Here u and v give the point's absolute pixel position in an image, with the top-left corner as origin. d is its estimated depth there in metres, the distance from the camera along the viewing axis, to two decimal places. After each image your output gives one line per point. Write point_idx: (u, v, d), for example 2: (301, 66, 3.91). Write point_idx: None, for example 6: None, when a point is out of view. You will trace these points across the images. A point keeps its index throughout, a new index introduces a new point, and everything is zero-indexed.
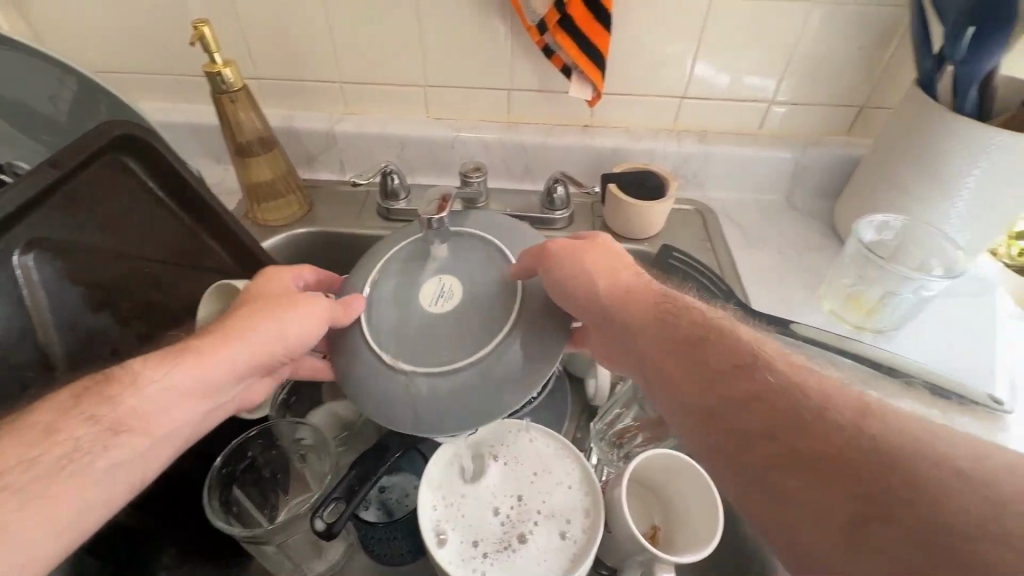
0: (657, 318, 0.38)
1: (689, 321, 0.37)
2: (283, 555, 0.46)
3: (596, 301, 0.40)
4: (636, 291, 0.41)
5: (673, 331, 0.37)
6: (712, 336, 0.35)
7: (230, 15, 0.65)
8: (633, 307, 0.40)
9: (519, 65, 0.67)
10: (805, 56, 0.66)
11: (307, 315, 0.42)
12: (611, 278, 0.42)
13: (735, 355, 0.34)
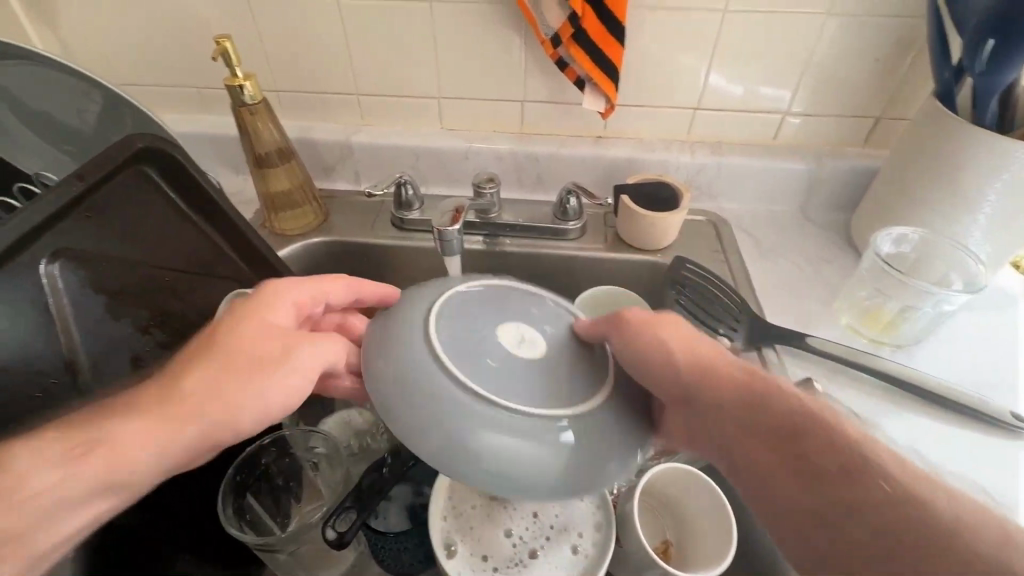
0: (746, 399, 0.37)
1: (784, 404, 0.36)
2: (295, 564, 0.47)
3: (674, 377, 0.39)
4: (727, 368, 0.39)
5: (765, 414, 0.36)
6: (809, 425, 0.35)
7: (251, 30, 0.67)
8: (721, 385, 0.38)
9: (533, 77, 0.68)
10: (820, 68, 0.65)
11: (277, 381, 0.38)
12: (698, 353, 0.40)
13: (831, 447, 0.33)
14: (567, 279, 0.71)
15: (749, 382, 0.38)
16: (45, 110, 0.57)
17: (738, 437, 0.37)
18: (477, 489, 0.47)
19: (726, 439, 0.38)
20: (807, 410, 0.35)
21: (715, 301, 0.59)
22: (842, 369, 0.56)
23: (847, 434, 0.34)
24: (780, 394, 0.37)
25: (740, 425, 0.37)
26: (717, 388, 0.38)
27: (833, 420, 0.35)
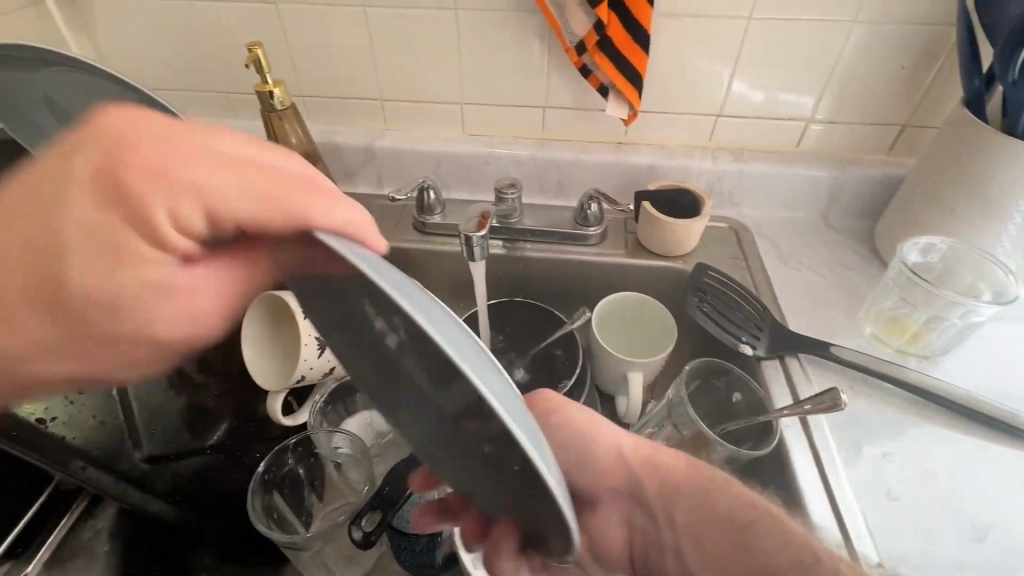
0: (693, 497, 0.39)
1: (730, 502, 0.37)
2: (320, 563, 0.47)
3: (610, 470, 0.42)
4: (678, 467, 0.41)
5: (709, 513, 0.38)
6: (753, 524, 0.36)
7: (280, 37, 0.68)
8: (666, 480, 0.40)
9: (555, 83, 0.68)
10: (844, 75, 0.65)
11: (166, 315, 0.28)
12: (641, 448, 0.42)
13: (770, 544, 0.34)
14: (586, 285, 0.71)
15: (697, 481, 0.39)
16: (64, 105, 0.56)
17: (681, 533, 0.39)
18: None
19: (672, 538, 0.39)
20: (748, 510, 0.36)
21: (736, 309, 0.59)
22: (867, 378, 0.55)
23: (792, 537, 0.34)
24: (723, 492, 0.38)
25: (682, 521, 0.39)
26: (666, 483, 0.40)
27: (781, 521, 0.36)
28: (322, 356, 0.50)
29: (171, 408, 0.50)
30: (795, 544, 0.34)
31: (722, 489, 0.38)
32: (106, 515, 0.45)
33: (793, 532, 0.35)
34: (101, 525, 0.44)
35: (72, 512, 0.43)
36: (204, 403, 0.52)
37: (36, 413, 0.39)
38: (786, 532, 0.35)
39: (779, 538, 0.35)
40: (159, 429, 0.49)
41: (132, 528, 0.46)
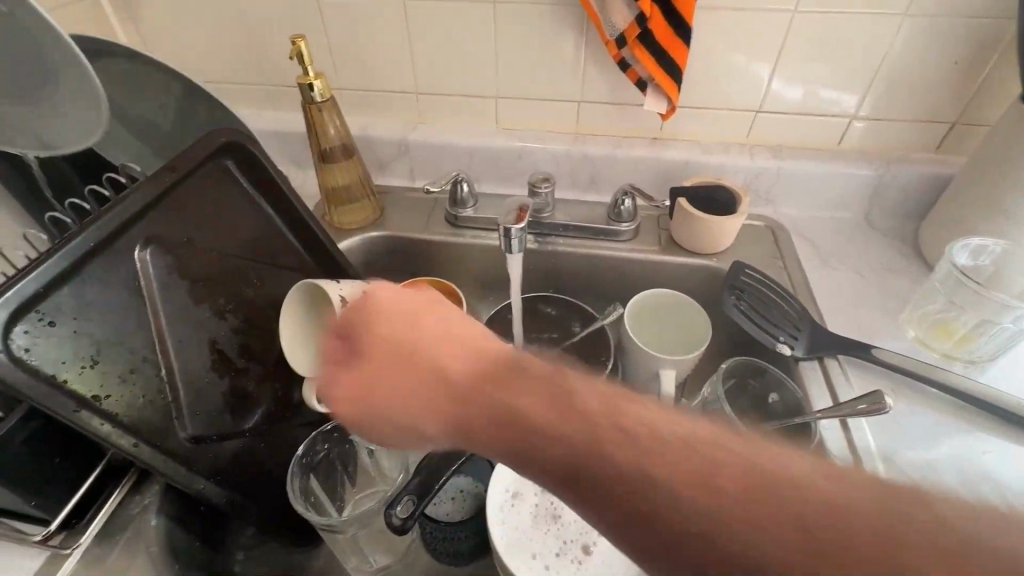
0: (618, 453, 0.28)
1: (665, 437, 0.28)
2: (351, 548, 0.48)
3: (449, 421, 0.33)
4: (570, 400, 0.31)
5: (650, 455, 0.28)
6: (704, 464, 0.27)
7: (321, 30, 0.69)
8: (568, 428, 0.30)
9: (591, 75, 0.68)
10: (890, 73, 0.63)
11: None
12: (462, 374, 0.34)
13: (728, 483, 0.26)
14: (618, 279, 0.71)
15: (594, 405, 0.30)
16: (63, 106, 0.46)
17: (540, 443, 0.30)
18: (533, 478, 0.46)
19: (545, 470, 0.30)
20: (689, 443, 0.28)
21: (773, 308, 0.58)
22: (911, 383, 0.53)
23: (750, 454, 0.27)
24: (636, 418, 0.29)
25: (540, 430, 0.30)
26: (530, 413, 0.31)
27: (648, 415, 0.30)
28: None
29: (218, 392, 0.49)
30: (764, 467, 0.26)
31: (606, 428, 0.29)
32: (152, 492, 0.45)
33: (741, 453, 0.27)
34: (147, 501, 0.45)
35: (123, 487, 0.44)
36: (249, 388, 0.52)
37: (91, 390, 0.39)
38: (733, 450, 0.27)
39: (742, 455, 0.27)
40: (205, 411, 0.48)
41: (179, 507, 0.47)
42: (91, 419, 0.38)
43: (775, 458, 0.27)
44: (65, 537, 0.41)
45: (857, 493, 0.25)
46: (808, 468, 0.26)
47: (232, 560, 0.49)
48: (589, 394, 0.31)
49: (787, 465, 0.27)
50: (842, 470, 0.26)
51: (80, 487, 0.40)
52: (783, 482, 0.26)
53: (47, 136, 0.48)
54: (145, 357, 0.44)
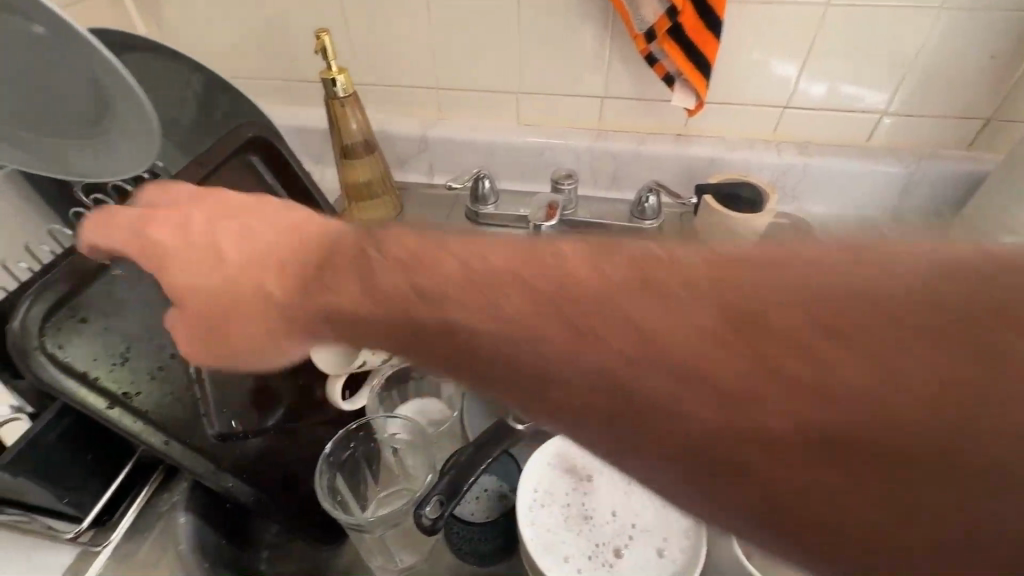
0: (543, 343, 0.25)
1: (716, 352, 0.22)
2: (378, 547, 0.47)
3: (274, 319, 0.33)
4: (513, 339, 0.25)
5: (707, 374, 0.22)
6: (564, 306, 0.25)
7: (343, 24, 0.69)
8: (639, 393, 0.23)
9: (616, 71, 0.67)
10: (921, 68, 0.62)
11: None
12: (269, 264, 0.33)
13: (618, 330, 0.23)
14: None
15: (620, 349, 0.23)
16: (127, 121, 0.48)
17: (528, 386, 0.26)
18: (561, 480, 0.45)
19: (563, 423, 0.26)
20: (731, 340, 0.21)
21: None
22: None
23: (795, 321, 0.21)
24: (635, 333, 0.23)
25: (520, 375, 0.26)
26: (329, 289, 0.31)
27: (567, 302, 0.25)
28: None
29: (243, 388, 0.49)
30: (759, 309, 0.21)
31: (399, 289, 0.29)
32: (180, 490, 0.45)
33: (787, 326, 0.21)
34: (176, 498, 0.45)
35: (151, 484, 0.44)
36: (274, 384, 0.52)
37: (122, 388, 0.40)
38: (778, 325, 0.21)
39: (735, 316, 0.22)
40: (231, 408, 0.47)
41: (207, 504, 0.46)
42: (123, 415, 0.38)
43: (759, 292, 0.22)
44: (96, 534, 0.41)
45: (887, 290, 0.20)
46: (626, 265, 0.25)
47: (257, 559, 0.49)
48: (388, 251, 0.30)
49: (640, 275, 0.24)
50: (729, 267, 0.23)
51: (112, 483, 0.41)
52: (655, 293, 0.23)
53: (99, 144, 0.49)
54: (174, 354, 0.44)
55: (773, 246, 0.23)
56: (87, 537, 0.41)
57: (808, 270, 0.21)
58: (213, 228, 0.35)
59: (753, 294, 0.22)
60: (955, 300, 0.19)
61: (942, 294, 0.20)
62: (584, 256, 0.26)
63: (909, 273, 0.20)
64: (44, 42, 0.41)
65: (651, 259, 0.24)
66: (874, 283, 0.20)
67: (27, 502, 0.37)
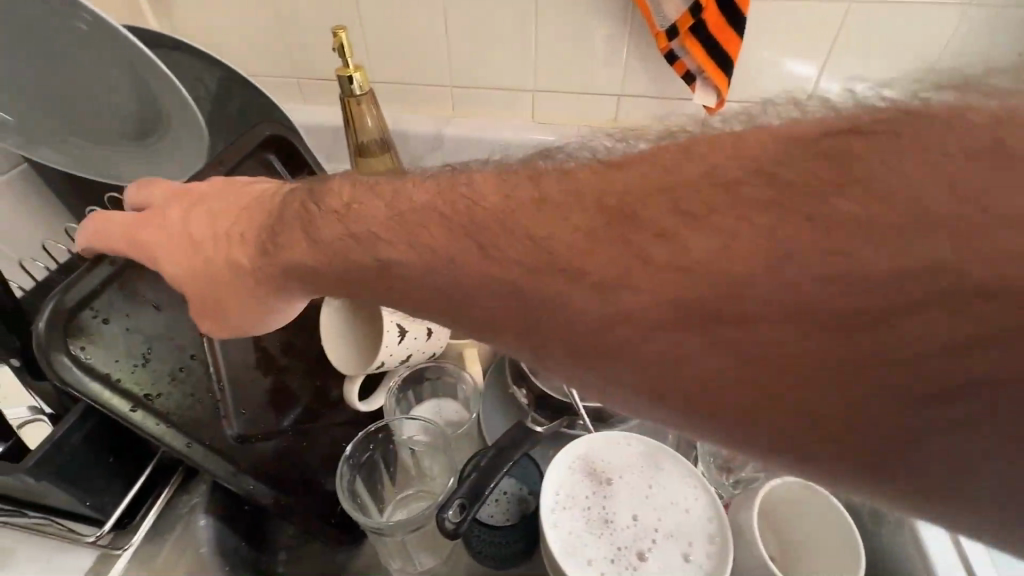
0: (481, 278, 0.25)
1: (678, 288, 0.21)
2: (397, 551, 0.46)
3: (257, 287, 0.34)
4: (494, 314, 0.25)
5: (675, 309, 0.21)
6: (475, 228, 0.25)
7: (357, 21, 0.68)
8: (650, 351, 0.22)
9: (634, 69, 0.66)
10: (946, 64, 0.61)
11: None
12: (229, 231, 0.35)
13: (520, 247, 0.24)
14: None
15: (599, 314, 0.23)
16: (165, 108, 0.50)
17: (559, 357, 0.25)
18: (583, 482, 0.44)
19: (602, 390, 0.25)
20: (677, 268, 0.21)
21: None
22: None
23: (720, 233, 0.20)
24: (592, 285, 0.22)
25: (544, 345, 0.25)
26: (283, 242, 0.32)
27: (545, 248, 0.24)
28: (403, 343, 0.49)
29: (261, 387, 0.48)
30: (673, 230, 0.21)
31: (337, 234, 0.30)
32: (200, 491, 0.45)
33: (709, 242, 0.20)
34: (195, 500, 0.45)
35: (171, 486, 0.44)
36: (293, 385, 0.51)
37: (143, 389, 0.39)
38: (701, 238, 0.20)
39: (652, 237, 0.21)
40: (248, 409, 0.46)
41: (225, 508, 0.46)
42: (147, 419, 0.38)
43: (664, 206, 0.21)
44: (116, 537, 0.41)
45: (783, 171, 0.20)
46: (525, 182, 0.26)
47: (275, 560, 0.48)
48: (326, 201, 0.31)
49: (538, 192, 0.25)
50: (613, 176, 0.23)
51: (133, 485, 0.40)
52: (550, 208, 0.24)
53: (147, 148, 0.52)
54: (192, 355, 0.44)
55: (663, 149, 0.24)
56: (106, 540, 0.40)
57: (695, 169, 0.21)
58: (172, 209, 0.38)
59: (650, 205, 0.22)
60: (843, 158, 0.19)
61: (826, 148, 0.19)
62: (489, 177, 0.27)
63: (799, 144, 0.20)
64: (84, 40, 0.44)
65: (547, 175, 0.25)
66: (771, 171, 0.20)
67: (48, 505, 0.37)
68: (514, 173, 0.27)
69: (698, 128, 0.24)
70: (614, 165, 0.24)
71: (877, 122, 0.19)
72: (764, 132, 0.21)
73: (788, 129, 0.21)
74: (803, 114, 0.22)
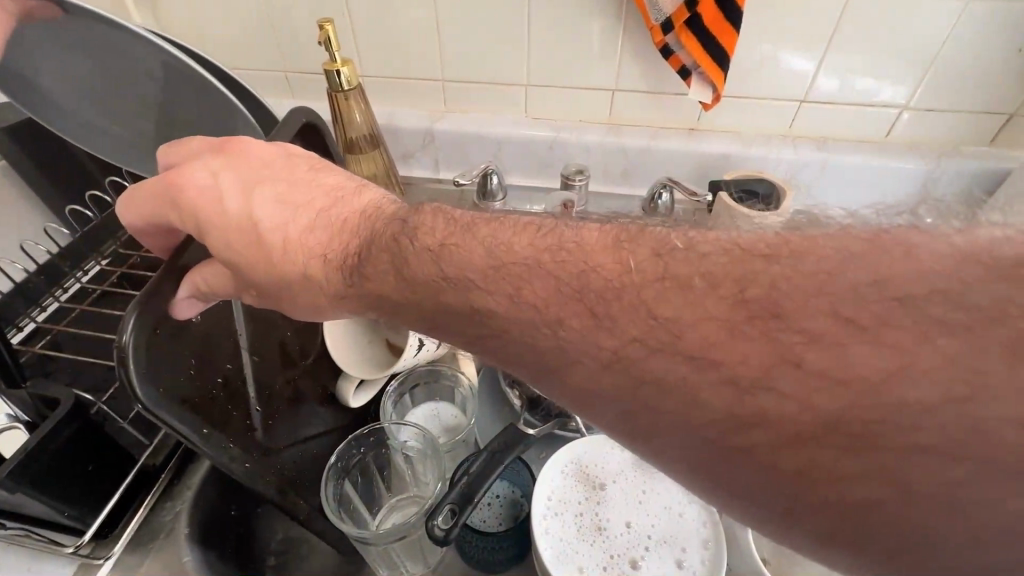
0: (593, 350, 0.24)
1: (839, 404, 0.19)
2: (384, 559, 0.45)
3: (262, 296, 0.34)
4: (597, 382, 0.24)
5: (830, 426, 0.19)
6: (587, 295, 0.24)
7: (345, 12, 0.66)
8: (788, 466, 0.20)
9: (627, 60, 0.65)
10: (946, 61, 0.61)
11: None
12: (303, 222, 0.33)
13: (643, 326, 0.23)
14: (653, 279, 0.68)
15: (677, 391, 0.22)
16: (174, 73, 0.44)
17: (553, 364, 0.25)
18: (576, 487, 0.44)
19: (588, 407, 0.25)
20: (837, 380, 0.19)
21: None
22: None
23: (893, 352, 0.19)
24: (664, 357, 0.23)
25: (534, 357, 0.26)
26: (368, 265, 0.31)
27: (585, 276, 0.25)
28: (418, 354, 0.50)
29: (283, 396, 0.46)
30: (838, 339, 0.20)
31: (429, 275, 0.28)
32: (185, 498, 0.45)
33: (879, 357, 0.19)
34: (180, 507, 0.45)
35: (155, 492, 0.43)
36: (301, 386, 0.48)
37: (197, 398, 0.35)
38: (869, 353, 0.19)
39: (805, 342, 0.20)
40: (274, 418, 0.44)
41: (214, 510, 0.46)
42: (219, 442, 0.35)
43: (826, 311, 0.21)
44: (97, 547, 0.40)
45: (974, 296, 0.19)
46: (650, 256, 0.25)
47: (263, 565, 0.47)
48: (420, 236, 0.30)
49: (663, 269, 0.24)
50: (756, 263, 0.23)
51: (115, 492, 0.40)
52: (678, 289, 0.23)
53: (173, 114, 0.48)
54: (231, 362, 0.40)
55: (817, 239, 0.23)
56: (87, 549, 0.40)
57: (865, 275, 0.21)
58: (225, 178, 0.33)
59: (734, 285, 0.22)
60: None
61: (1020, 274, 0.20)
62: (548, 246, 0.27)
63: (988, 267, 0.20)
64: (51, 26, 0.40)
65: (675, 251, 0.25)
66: (957, 294, 0.20)
67: (25, 515, 0.36)
68: (633, 234, 0.26)
69: (853, 222, 0.24)
70: (760, 252, 0.23)
71: (870, 236, 0.23)
72: (943, 243, 0.21)
73: (969, 245, 0.21)
74: (982, 227, 0.22)
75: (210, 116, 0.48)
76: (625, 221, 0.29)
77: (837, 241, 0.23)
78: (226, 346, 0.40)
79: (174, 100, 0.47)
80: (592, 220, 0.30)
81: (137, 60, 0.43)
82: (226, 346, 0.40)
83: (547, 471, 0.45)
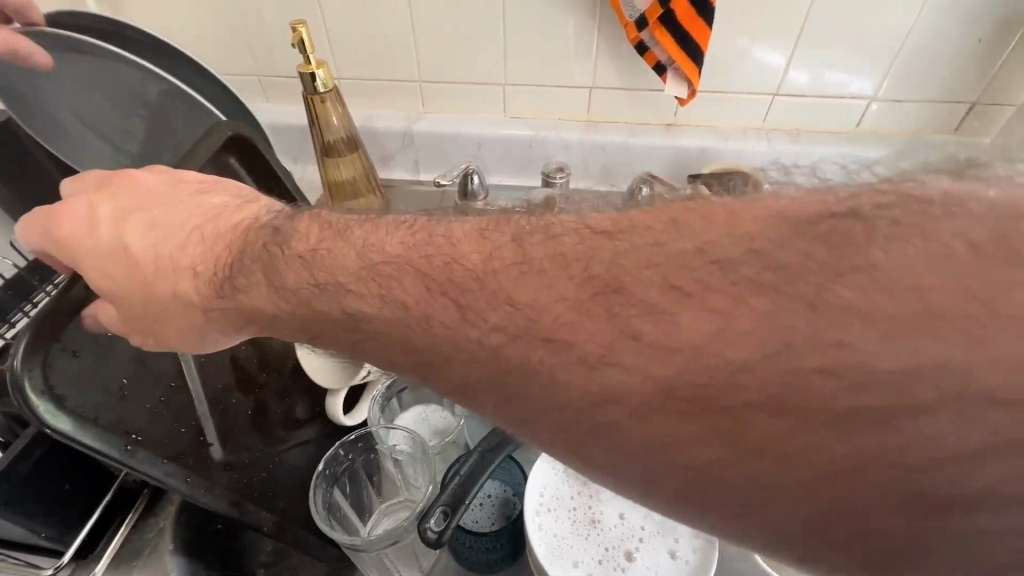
0: (460, 342, 0.24)
1: (670, 371, 0.20)
2: (377, 565, 0.44)
3: (145, 313, 0.33)
4: (469, 375, 0.24)
5: (667, 393, 0.20)
6: (449, 284, 0.24)
7: (315, 11, 0.65)
8: (648, 441, 0.20)
9: (603, 62, 0.66)
10: (911, 50, 0.62)
11: None
12: (174, 242, 0.32)
13: (501, 313, 0.23)
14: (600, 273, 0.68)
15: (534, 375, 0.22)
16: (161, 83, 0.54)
17: (432, 361, 0.25)
18: (568, 482, 0.44)
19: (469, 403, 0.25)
20: (670, 348, 0.20)
21: None
22: None
23: (716, 314, 0.19)
24: (521, 341, 0.22)
25: (410, 357, 0.25)
26: (238, 280, 0.30)
27: (452, 264, 0.25)
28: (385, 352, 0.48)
29: (244, 410, 0.45)
30: (664, 307, 0.20)
31: (302, 283, 0.28)
32: (168, 514, 0.44)
33: (704, 321, 0.19)
34: (164, 522, 0.44)
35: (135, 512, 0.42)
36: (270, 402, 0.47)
37: (123, 421, 0.37)
38: (696, 318, 0.19)
39: (641, 314, 0.20)
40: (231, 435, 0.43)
41: (199, 522, 0.44)
42: (147, 458, 0.36)
43: (655, 281, 0.21)
44: (77, 568, 0.40)
45: (782, 254, 0.19)
46: (509, 241, 0.24)
47: None
48: (290, 244, 0.29)
49: (522, 253, 0.24)
50: (601, 240, 0.23)
51: (93, 514, 0.38)
52: (531, 270, 0.23)
53: (152, 124, 0.54)
54: (173, 381, 0.41)
55: (648, 215, 0.23)
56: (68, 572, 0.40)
57: (687, 242, 0.21)
58: (101, 207, 0.33)
59: (581, 265, 0.22)
60: (846, 244, 0.19)
61: (820, 229, 0.19)
62: (408, 243, 0.26)
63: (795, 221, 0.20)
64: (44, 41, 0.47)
65: (533, 233, 0.24)
66: (770, 253, 0.19)
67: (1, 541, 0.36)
68: (497, 222, 0.26)
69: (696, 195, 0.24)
70: (605, 229, 0.23)
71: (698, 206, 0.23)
72: (767, 203, 0.21)
73: (782, 204, 0.21)
74: (790, 190, 0.22)
75: (196, 117, 0.56)
76: (496, 210, 0.29)
77: (678, 212, 0.23)
78: (163, 364, 0.41)
79: (160, 108, 0.54)
80: (467, 212, 0.29)
81: (129, 72, 0.52)
82: (162, 365, 0.41)
83: (540, 468, 0.44)
